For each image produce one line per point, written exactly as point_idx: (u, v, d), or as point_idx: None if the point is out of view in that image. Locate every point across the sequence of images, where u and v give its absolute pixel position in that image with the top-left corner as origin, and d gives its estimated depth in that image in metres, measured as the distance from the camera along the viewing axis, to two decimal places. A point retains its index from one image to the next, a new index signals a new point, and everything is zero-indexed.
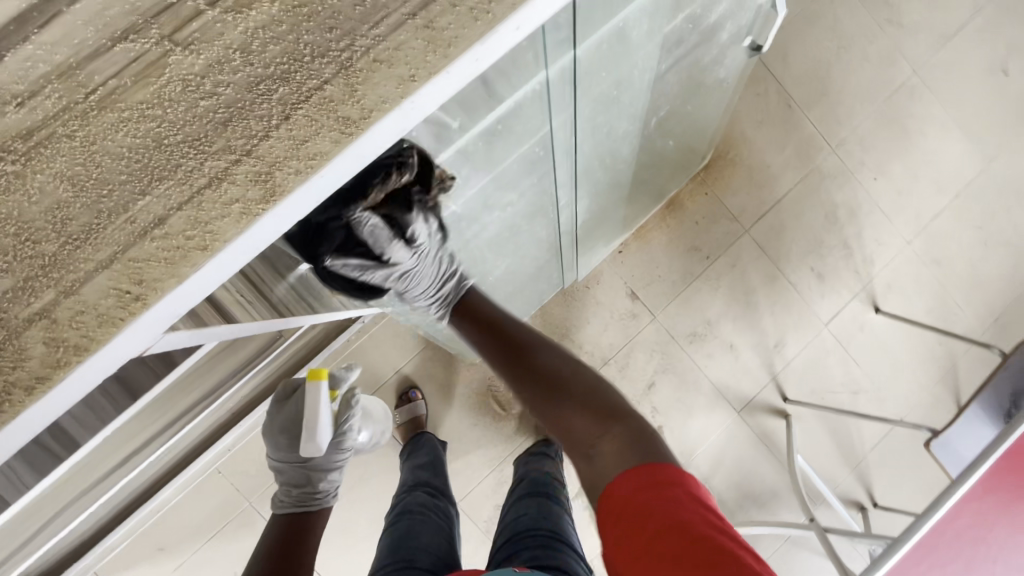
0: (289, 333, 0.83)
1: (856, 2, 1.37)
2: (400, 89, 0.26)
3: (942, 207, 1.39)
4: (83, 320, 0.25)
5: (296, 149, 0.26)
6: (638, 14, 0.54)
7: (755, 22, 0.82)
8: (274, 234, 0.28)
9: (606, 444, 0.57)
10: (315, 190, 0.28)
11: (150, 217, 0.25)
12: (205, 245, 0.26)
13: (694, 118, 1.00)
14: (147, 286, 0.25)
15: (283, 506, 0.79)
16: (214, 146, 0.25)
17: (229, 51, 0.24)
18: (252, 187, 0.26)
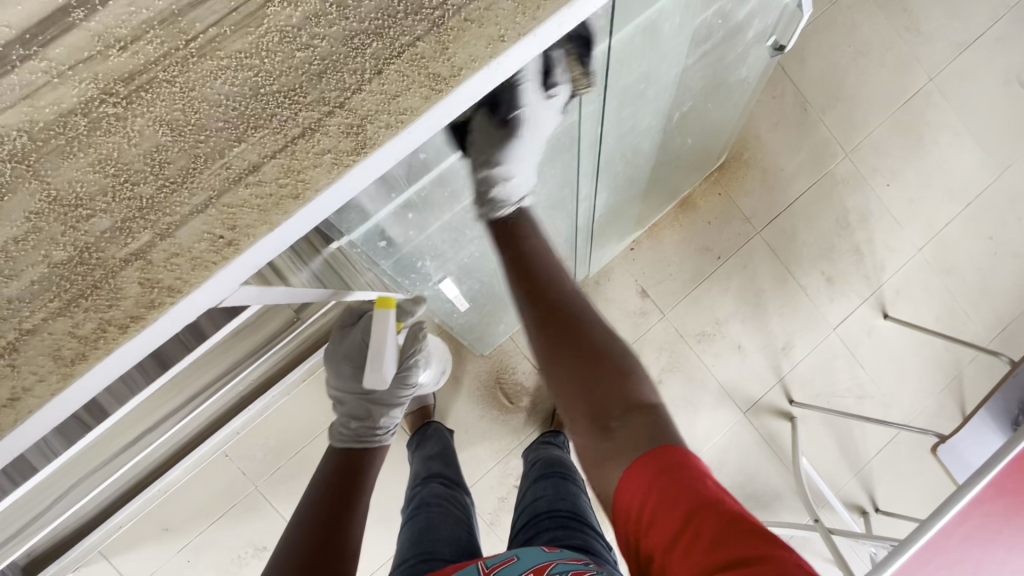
0: (308, 314, 0.83)
1: (875, 9, 1.37)
2: (490, 49, 0.28)
3: (953, 216, 1.39)
4: (176, 262, 0.27)
5: (387, 103, 0.28)
6: (672, 7, 0.54)
7: (780, 22, 0.82)
8: (353, 185, 0.30)
9: (634, 420, 0.48)
10: (397, 144, 0.30)
11: (247, 164, 0.27)
12: (297, 194, 0.28)
13: (713, 117, 1.00)
14: (239, 232, 0.28)
15: (342, 437, 0.83)
16: (308, 98, 0.27)
17: (326, 5, 0.26)
18: (342, 139, 0.28)
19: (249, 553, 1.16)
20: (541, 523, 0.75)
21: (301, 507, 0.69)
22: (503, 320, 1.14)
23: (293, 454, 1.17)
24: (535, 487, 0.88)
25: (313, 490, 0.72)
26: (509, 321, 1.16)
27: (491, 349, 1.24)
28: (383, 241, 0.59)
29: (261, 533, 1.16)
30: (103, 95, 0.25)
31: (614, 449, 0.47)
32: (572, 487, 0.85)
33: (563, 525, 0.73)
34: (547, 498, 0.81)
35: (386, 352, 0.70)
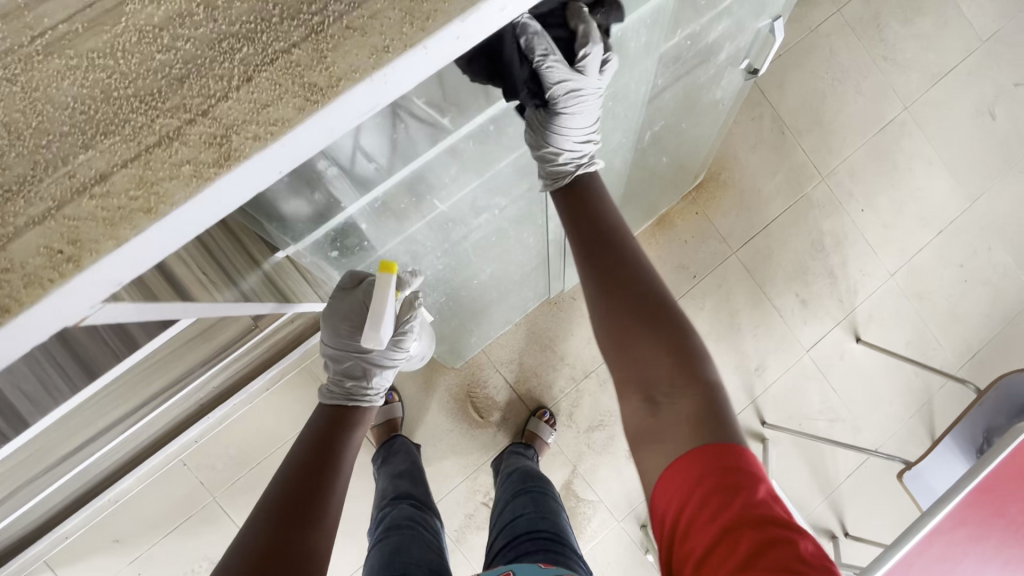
0: (265, 322, 0.82)
1: (853, 37, 1.40)
2: (373, 60, 0.26)
3: (925, 243, 1.41)
4: (6, 280, 0.24)
5: (256, 113, 0.25)
6: (637, 27, 0.54)
7: (753, 45, 0.83)
8: (227, 204, 0.27)
9: (683, 398, 0.48)
10: (274, 160, 0.27)
11: (89, 172, 0.24)
12: (149, 207, 0.25)
13: (689, 137, 1.00)
14: (80, 248, 0.24)
15: (331, 395, 0.74)
16: (167, 104, 0.24)
17: (191, 5, 0.24)
18: (205, 150, 0.25)
19: (204, 567, 1.12)
20: (523, 546, 0.72)
21: (279, 471, 0.61)
22: (473, 333, 1.12)
23: (254, 465, 1.13)
24: (515, 502, 0.85)
25: (298, 448, 0.65)
26: (480, 334, 1.14)
27: (463, 362, 1.23)
28: (336, 250, 0.58)
29: (217, 547, 1.12)
30: None
31: (659, 428, 0.49)
32: (552, 503, 0.84)
33: (544, 548, 0.71)
34: (527, 517, 0.79)
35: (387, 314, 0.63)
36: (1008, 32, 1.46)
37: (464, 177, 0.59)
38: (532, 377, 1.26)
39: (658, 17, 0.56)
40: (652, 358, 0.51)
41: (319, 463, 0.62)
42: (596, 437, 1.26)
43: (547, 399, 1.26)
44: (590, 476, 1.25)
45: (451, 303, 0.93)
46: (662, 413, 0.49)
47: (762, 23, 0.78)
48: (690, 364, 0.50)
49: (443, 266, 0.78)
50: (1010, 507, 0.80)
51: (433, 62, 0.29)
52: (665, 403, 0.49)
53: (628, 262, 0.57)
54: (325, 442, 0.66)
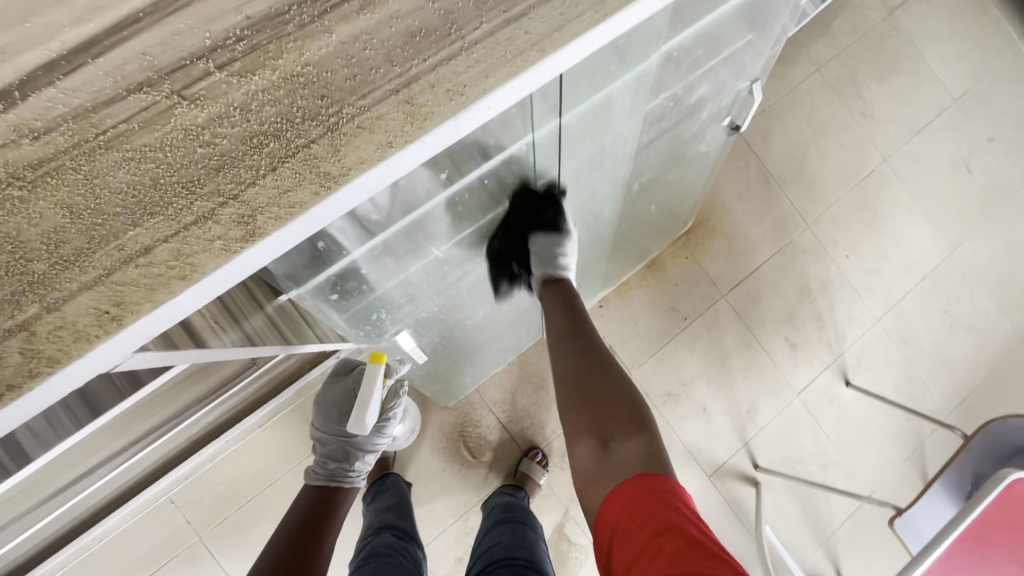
0: (262, 361, 0.83)
1: (832, 94, 1.48)
2: (378, 152, 0.27)
3: (910, 288, 1.45)
4: (60, 334, 0.25)
5: (278, 197, 0.26)
6: (622, 90, 0.59)
7: (734, 104, 0.89)
8: (252, 268, 0.29)
9: (631, 443, 0.55)
10: (295, 232, 0.28)
11: (136, 246, 0.25)
12: (185, 275, 0.26)
13: (676, 186, 1.05)
14: (125, 308, 0.25)
15: (317, 476, 0.88)
16: (204, 189, 0.25)
17: (229, 109, 0.25)
18: (234, 227, 0.26)
19: None
20: (498, 570, 0.74)
21: (271, 541, 0.73)
22: (467, 372, 1.14)
23: (243, 504, 1.12)
24: (490, 534, 0.86)
25: (287, 523, 0.77)
26: (473, 373, 1.16)
27: (456, 401, 1.24)
28: (336, 294, 0.60)
29: None
30: (8, 179, 0.23)
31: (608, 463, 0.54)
32: (530, 534, 0.84)
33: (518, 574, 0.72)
34: (503, 545, 0.81)
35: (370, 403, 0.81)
36: (978, 91, 1.55)
37: (458, 226, 0.63)
38: (524, 417, 1.26)
39: (640, 82, 0.60)
40: (607, 409, 0.60)
41: (307, 533, 0.74)
42: None
43: (540, 439, 1.26)
44: (582, 519, 1.24)
45: (446, 342, 0.95)
46: (614, 450, 0.55)
47: (742, 84, 0.85)
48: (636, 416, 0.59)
49: (439, 306, 0.81)
50: (997, 555, 0.80)
51: (461, 130, 0.30)
52: (618, 446, 0.56)
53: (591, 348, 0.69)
54: (309, 517, 0.78)
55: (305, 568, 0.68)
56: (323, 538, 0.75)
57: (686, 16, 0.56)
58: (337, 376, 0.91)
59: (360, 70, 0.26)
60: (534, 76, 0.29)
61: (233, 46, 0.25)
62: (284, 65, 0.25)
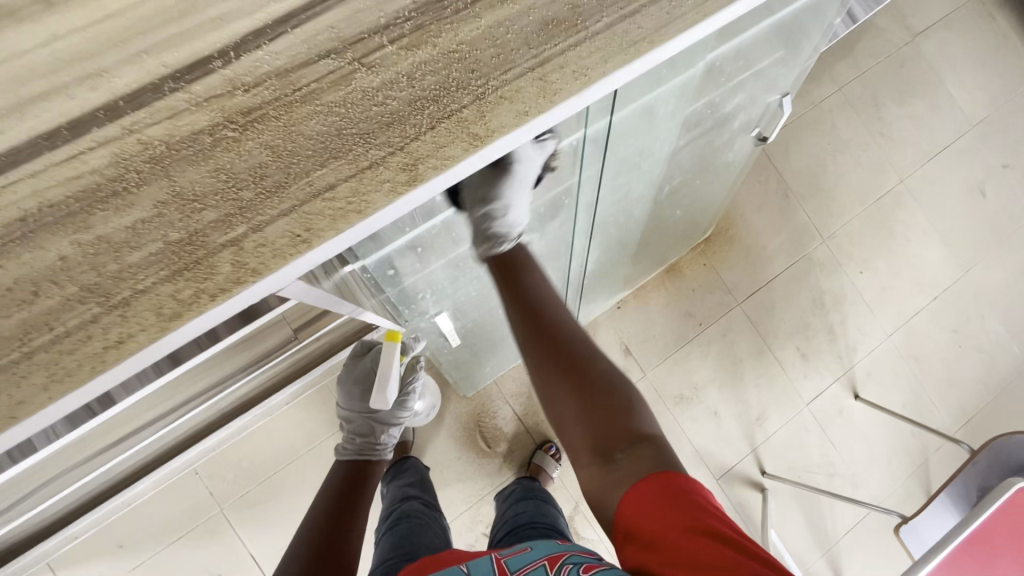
0: (303, 336, 0.87)
1: (852, 114, 1.52)
2: (516, 120, 0.29)
3: (921, 307, 1.48)
4: (261, 252, 0.26)
5: (435, 151, 0.28)
6: (667, 95, 0.63)
7: (763, 116, 0.93)
8: (399, 214, 0.30)
9: (638, 451, 0.54)
10: (440, 184, 0.30)
11: (324, 183, 0.27)
12: (361, 210, 0.28)
13: (702, 192, 1.09)
14: (313, 234, 0.27)
15: (347, 452, 0.93)
16: (377, 140, 0.28)
17: (399, 76, 0.27)
18: (400, 174, 0.28)
19: None
20: (524, 534, 0.79)
21: (309, 513, 0.79)
22: (489, 362, 1.17)
23: (265, 478, 1.16)
24: (517, 505, 0.90)
25: (321, 497, 0.83)
26: (494, 364, 1.20)
27: (474, 392, 1.27)
28: (392, 270, 0.64)
29: (219, 560, 1.13)
30: (224, 122, 0.26)
31: (619, 478, 0.53)
32: (553, 509, 0.89)
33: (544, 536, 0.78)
34: (528, 513, 0.85)
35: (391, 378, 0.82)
36: (996, 118, 1.59)
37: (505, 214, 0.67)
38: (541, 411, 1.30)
39: (684, 88, 0.64)
40: (608, 417, 0.58)
41: (341, 506, 0.80)
42: None
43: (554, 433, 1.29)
44: (591, 514, 1.27)
45: (474, 330, 0.99)
46: (618, 463, 0.54)
47: (773, 98, 0.89)
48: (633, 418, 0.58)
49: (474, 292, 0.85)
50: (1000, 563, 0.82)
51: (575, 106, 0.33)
52: (623, 457, 0.54)
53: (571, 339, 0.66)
54: (343, 492, 0.84)
55: (339, 534, 0.73)
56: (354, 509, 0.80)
57: (734, 28, 0.60)
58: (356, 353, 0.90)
59: (502, 49, 0.29)
60: (645, 62, 0.32)
61: (403, 24, 0.27)
62: (445, 43, 0.28)
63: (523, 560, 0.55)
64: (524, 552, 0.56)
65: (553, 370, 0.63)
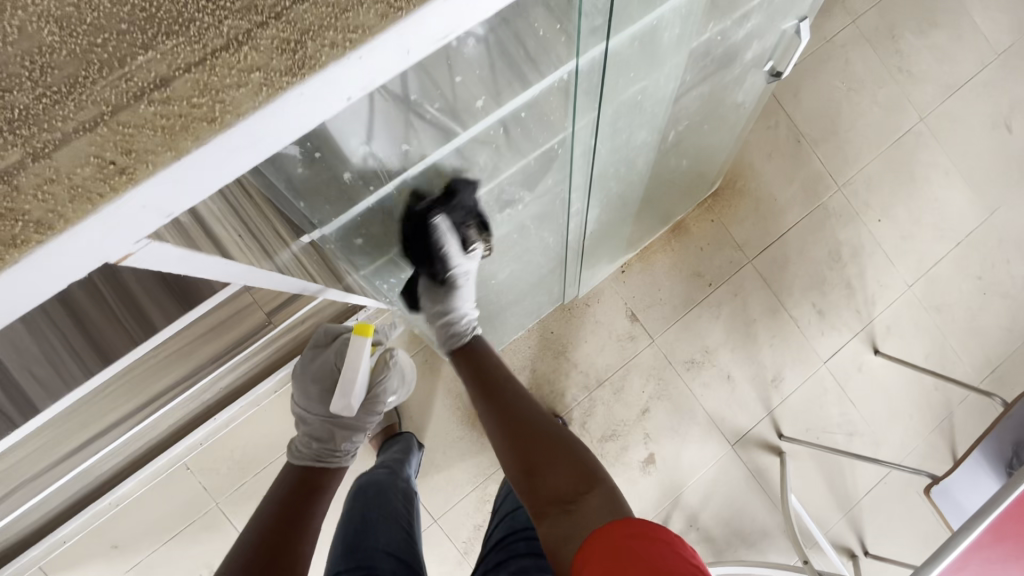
0: (278, 320, 0.79)
1: (868, 48, 1.40)
2: None
3: (943, 254, 1.39)
4: (53, 190, 0.19)
5: (334, 18, 0.21)
6: (673, 14, 0.53)
7: (779, 47, 0.83)
8: (276, 128, 0.23)
9: (587, 499, 0.58)
10: (340, 76, 0.23)
11: (152, 76, 0.20)
12: (213, 117, 0.21)
13: (709, 141, 0.99)
14: (136, 159, 0.20)
15: (301, 457, 0.84)
16: (237, 4, 0.20)
17: None
18: (278, 56, 0.21)
19: None
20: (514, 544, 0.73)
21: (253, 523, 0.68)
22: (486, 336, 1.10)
23: (259, 469, 1.10)
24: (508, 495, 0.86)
25: (267, 506, 0.73)
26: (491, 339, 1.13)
27: None
28: (359, 238, 0.60)
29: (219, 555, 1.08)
30: None
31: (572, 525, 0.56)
32: None
33: (535, 542, 0.71)
34: (525, 508, 0.79)
35: (357, 378, 0.82)
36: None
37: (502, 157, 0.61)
38: (544, 384, 1.23)
39: (691, 5, 0.54)
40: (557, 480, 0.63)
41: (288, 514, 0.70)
42: (608, 447, 1.24)
43: (559, 407, 1.23)
44: None
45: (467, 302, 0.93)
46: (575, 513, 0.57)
47: (789, 24, 0.78)
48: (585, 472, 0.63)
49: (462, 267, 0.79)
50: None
51: None
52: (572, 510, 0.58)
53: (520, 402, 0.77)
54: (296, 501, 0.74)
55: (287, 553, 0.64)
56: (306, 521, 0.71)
57: None
58: (318, 345, 0.89)
59: None
60: None
61: None
62: None
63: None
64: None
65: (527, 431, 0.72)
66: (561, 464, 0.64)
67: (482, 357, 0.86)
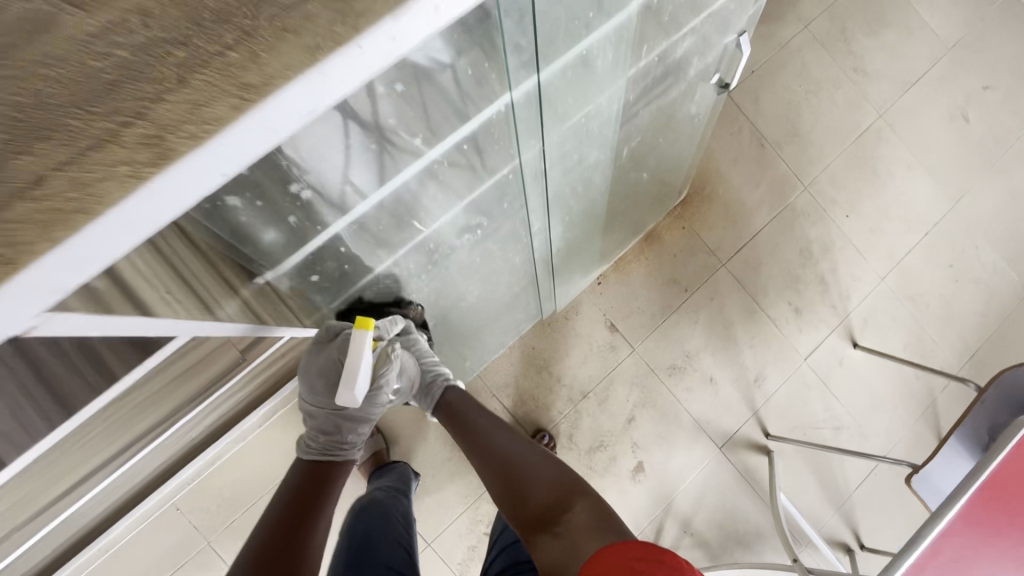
0: (252, 355, 0.81)
1: (823, 51, 1.45)
2: (305, 61, 0.24)
3: (913, 245, 1.42)
4: None
5: (192, 113, 0.23)
6: (603, 42, 0.56)
7: (722, 61, 0.86)
8: (160, 207, 0.26)
9: (575, 512, 0.65)
10: (211, 160, 0.25)
11: (31, 174, 0.22)
12: (89, 207, 0.23)
13: (667, 153, 1.02)
14: (20, 245, 0.22)
15: (310, 450, 0.83)
16: (101, 108, 0.22)
17: (127, 14, 0.22)
18: (142, 149, 0.23)
19: None
20: None
21: (256, 533, 0.67)
22: (465, 357, 1.12)
23: (248, 505, 1.10)
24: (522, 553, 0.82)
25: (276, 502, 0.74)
26: (471, 359, 1.14)
27: None
28: (316, 273, 0.63)
29: None
30: None
31: (570, 545, 0.61)
32: None
33: None
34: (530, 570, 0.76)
35: (359, 374, 0.76)
36: (973, 38, 1.51)
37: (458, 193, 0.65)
38: (529, 400, 1.24)
39: (620, 32, 0.57)
40: (543, 508, 0.69)
41: (290, 523, 0.69)
42: (597, 458, 1.25)
43: (546, 421, 1.24)
44: None
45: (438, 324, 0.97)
46: (565, 531, 0.64)
47: (728, 39, 0.81)
48: (570, 486, 0.70)
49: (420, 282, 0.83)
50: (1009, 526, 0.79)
51: (401, 42, 0.28)
52: (563, 529, 0.64)
53: (484, 428, 0.85)
54: (301, 506, 0.73)
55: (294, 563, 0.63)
56: (313, 530, 0.70)
57: None
58: (321, 341, 0.82)
59: None
60: None
61: None
62: None
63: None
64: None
65: (505, 459, 0.78)
66: (544, 485, 0.72)
67: (463, 405, 0.91)
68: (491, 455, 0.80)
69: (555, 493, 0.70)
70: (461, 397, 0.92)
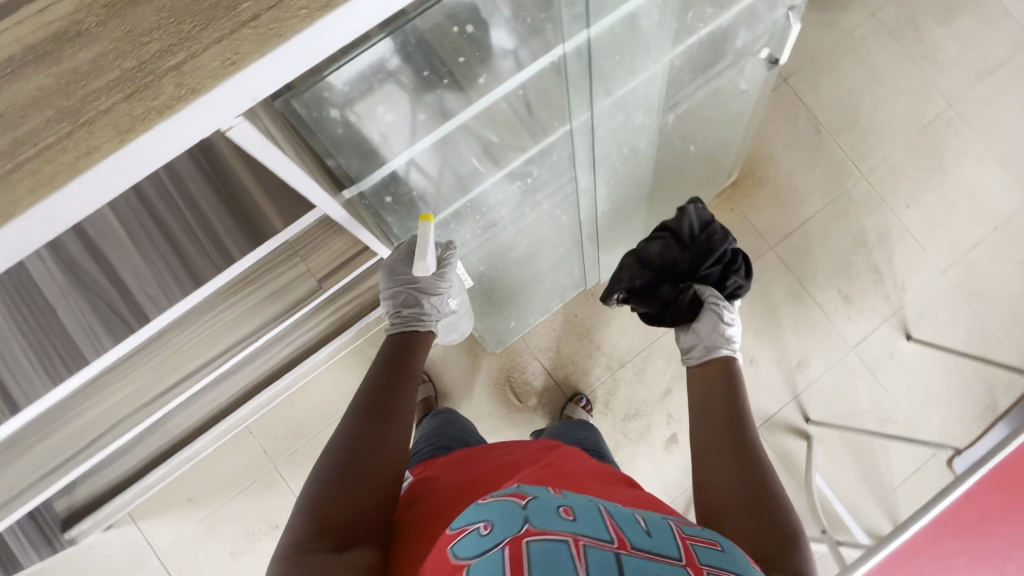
0: (327, 284, 0.90)
1: (889, 39, 1.42)
2: None
3: (979, 239, 1.37)
4: (195, 75, 0.25)
5: None
6: (648, 4, 0.62)
7: (772, 35, 0.90)
8: (313, 50, 0.29)
9: None
10: (350, 21, 0.29)
11: (248, 13, 0.25)
12: (278, 34, 0.26)
13: (716, 127, 1.06)
14: (240, 57, 0.26)
15: (395, 325, 0.83)
16: None
17: None
18: (314, 2, 0.26)
19: (263, 530, 1.21)
20: None
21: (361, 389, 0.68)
22: (510, 314, 1.21)
23: (311, 435, 1.23)
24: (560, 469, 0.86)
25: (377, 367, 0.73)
26: (515, 318, 1.23)
27: (502, 347, 1.30)
28: (390, 197, 0.74)
29: (275, 511, 1.22)
30: None
31: None
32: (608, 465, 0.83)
33: None
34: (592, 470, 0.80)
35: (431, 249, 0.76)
36: None
37: (520, 138, 0.74)
38: (569, 364, 1.31)
39: None
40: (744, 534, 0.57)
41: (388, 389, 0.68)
42: (632, 425, 1.29)
43: (584, 385, 1.31)
44: (627, 464, 1.28)
45: (490, 274, 1.06)
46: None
47: (779, 13, 0.85)
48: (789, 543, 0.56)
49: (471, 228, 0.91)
50: None
51: None
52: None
53: (734, 407, 0.73)
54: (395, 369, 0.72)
55: (387, 426, 0.63)
56: (410, 397, 0.69)
57: None
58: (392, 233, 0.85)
59: None
60: None
61: None
62: None
63: (651, 544, 0.40)
64: (648, 522, 0.43)
65: (744, 458, 0.65)
66: (767, 515, 0.58)
67: (732, 373, 0.79)
68: (729, 439, 0.68)
69: (777, 539, 0.56)
70: (725, 365, 0.80)
